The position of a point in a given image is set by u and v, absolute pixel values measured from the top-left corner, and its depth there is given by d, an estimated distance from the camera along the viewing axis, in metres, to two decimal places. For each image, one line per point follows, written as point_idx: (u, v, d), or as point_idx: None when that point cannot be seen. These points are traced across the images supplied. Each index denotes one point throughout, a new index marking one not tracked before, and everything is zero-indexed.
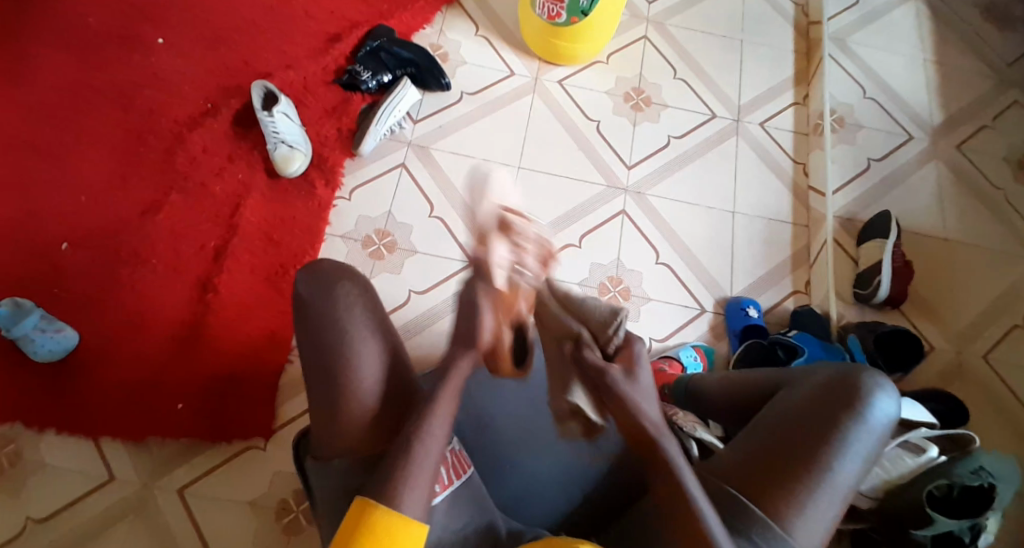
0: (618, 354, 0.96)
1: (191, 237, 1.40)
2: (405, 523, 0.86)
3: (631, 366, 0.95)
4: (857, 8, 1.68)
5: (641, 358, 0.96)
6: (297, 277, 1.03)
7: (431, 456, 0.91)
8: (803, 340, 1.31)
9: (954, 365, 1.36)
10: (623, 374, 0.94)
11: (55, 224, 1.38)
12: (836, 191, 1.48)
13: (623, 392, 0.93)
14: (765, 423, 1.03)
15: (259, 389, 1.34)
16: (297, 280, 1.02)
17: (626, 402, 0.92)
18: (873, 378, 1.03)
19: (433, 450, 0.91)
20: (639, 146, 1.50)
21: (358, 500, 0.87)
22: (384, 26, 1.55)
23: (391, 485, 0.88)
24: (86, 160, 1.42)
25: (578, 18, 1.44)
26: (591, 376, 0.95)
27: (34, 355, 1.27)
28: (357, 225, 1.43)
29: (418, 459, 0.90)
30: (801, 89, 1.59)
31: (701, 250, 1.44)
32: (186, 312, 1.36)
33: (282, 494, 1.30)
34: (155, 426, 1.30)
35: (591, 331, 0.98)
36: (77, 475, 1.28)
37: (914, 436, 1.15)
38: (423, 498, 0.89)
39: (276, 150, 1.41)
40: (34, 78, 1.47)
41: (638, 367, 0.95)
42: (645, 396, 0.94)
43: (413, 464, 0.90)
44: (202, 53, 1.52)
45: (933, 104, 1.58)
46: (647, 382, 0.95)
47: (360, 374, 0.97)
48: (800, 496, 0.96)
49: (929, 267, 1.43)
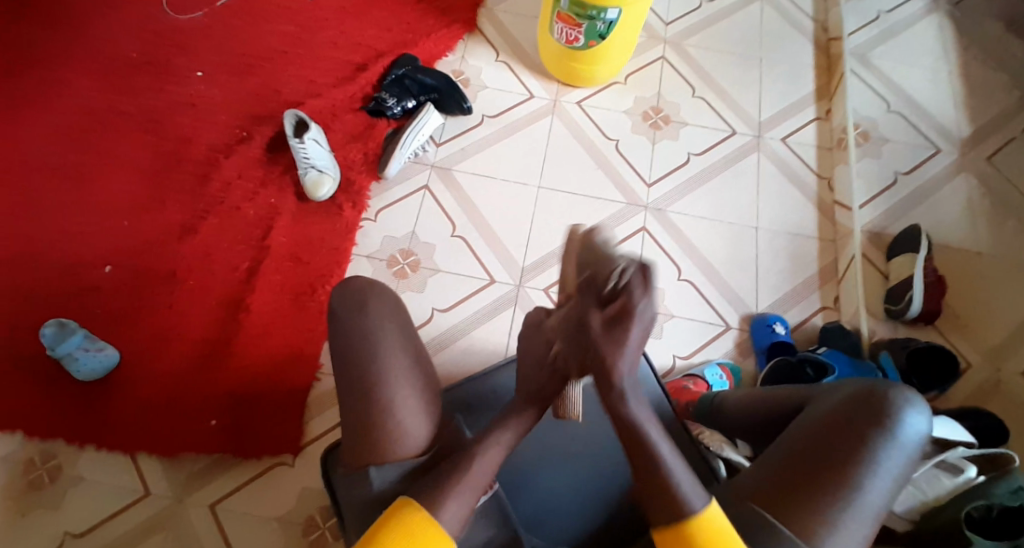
0: (615, 304, 0.90)
1: (223, 259, 1.45)
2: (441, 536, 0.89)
3: (620, 318, 0.90)
4: (876, 24, 1.66)
5: (637, 320, 0.89)
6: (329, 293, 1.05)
7: (471, 485, 0.93)
8: (831, 358, 1.28)
9: (993, 384, 1.31)
10: (602, 322, 0.90)
11: (97, 249, 1.44)
12: (863, 205, 1.46)
13: (598, 340, 0.91)
14: (791, 437, 1.00)
15: (290, 408, 1.36)
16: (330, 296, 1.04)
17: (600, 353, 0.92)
18: (902, 393, 0.99)
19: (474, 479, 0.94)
20: (658, 164, 1.50)
21: (403, 501, 0.91)
22: (408, 55, 1.60)
23: (431, 501, 0.91)
24: (127, 188, 1.49)
25: (595, 41, 1.47)
26: (579, 320, 0.93)
27: (77, 373, 1.32)
28: (382, 245, 1.46)
29: (459, 486, 0.92)
30: (822, 104, 1.58)
31: (724, 266, 1.42)
32: (223, 331, 1.40)
33: (309, 510, 1.31)
34: (194, 440, 1.32)
35: (593, 275, 0.93)
36: (111, 490, 1.31)
37: (952, 455, 1.11)
38: (463, 513, 0.92)
39: (306, 174, 1.47)
40: (80, 113, 1.55)
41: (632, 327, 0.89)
42: (624, 353, 0.90)
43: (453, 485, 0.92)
44: (237, 85, 1.59)
45: (959, 117, 1.55)
46: (633, 338, 0.90)
47: (391, 385, 0.99)
48: (827, 514, 0.92)
49: (962, 284, 1.39)
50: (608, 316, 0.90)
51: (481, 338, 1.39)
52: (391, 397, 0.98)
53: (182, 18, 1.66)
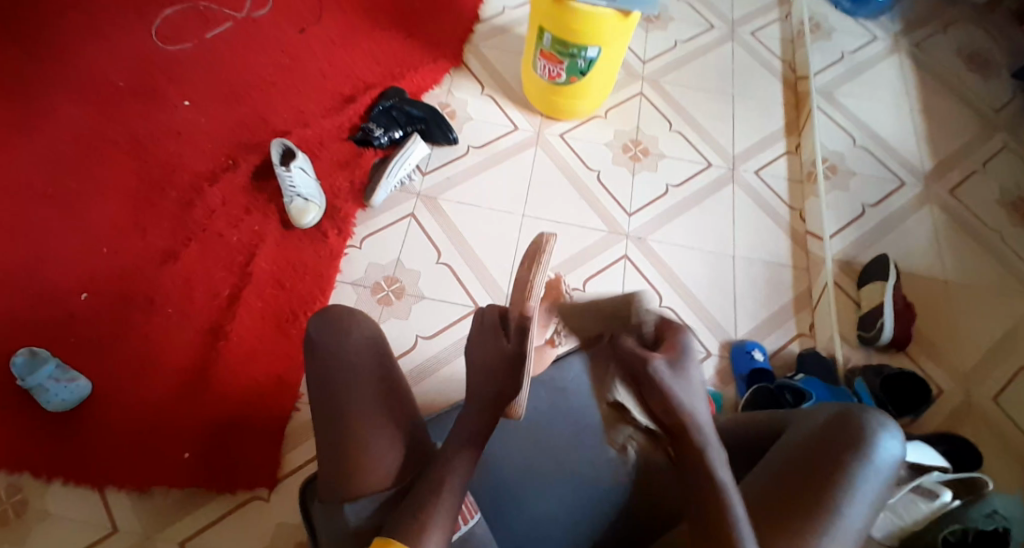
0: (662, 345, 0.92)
1: (205, 287, 1.44)
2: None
3: (678, 358, 0.90)
4: (842, 63, 1.76)
5: (692, 359, 0.91)
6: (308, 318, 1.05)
7: (444, 511, 0.92)
8: (809, 385, 1.31)
9: (963, 407, 1.36)
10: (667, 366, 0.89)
11: (76, 276, 1.43)
12: (833, 235, 1.52)
13: (666, 386, 0.89)
14: (771, 465, 1.02)
15: (266, 439, 1.34)
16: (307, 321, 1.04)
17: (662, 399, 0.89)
18: (876, 417, 1.02)
19: (449, 502, 0.93)
20: (639, 195, 1.56)
21: (380, 539, 0.89)
22: (396, 87, 1.64)
23: (409, 529, 0.90)
24: (108, 215, 1.49)
25: (576, 77, 1.52)
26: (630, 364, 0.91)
27: (47, 404, 1.30)
28: (367, 273, 1.48)
29: (436, 512, 0.92)
30: (792, 139, 1.66)
31: (703, 293, 1.47)
32: (198, 360, 1.39)
33: (284, 546, 1.29)
34: (163, 474, 1.30)
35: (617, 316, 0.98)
36: (79, 525, 1.27)
37: (927, 480, 1.13)
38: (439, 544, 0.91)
39: (291, 203, 1.48)
40: (63, 140, 1.55)
41: (686, 373, 0.90)
42: (689, 391, 0.90)
43: (430, 510, 0.92)
44: (224, 114, 1.61)
45: (922, 150, 1.64)
46: (694, 377, 0.90)
47: (365, 412, 0.99)
48: (810, 539, 0.94)
49: (929, 310, 1.45)
50: (665, 357, 0.90)
51: None
52: (368, 421, 0.98)
53: (169, 49, 1.68)
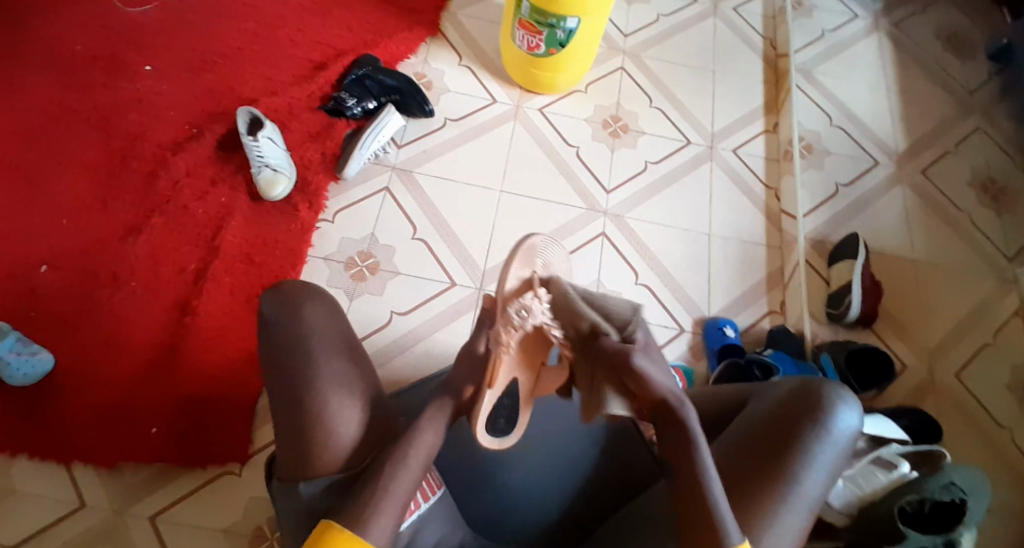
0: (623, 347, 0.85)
1: (171, 260, 1.40)
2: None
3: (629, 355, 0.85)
4: (822, 41, 1.75)
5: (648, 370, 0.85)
6: (263, 298, 1.03)
7: (400, 491, 0.91)
8: (777, 359, 1.33)
9: (927, 383, 1.40)
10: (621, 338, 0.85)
11: (35, 247, 1.38)
12: (808, 213, 1.53)
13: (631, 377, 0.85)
14: (730, 438, 1.03)
15: (231, 412, 1.32)
16: (263, 301, 1.02)
17: (637, 376, 0.84)
18: (835, 389, 1.02)
19: (408, 478, 0.92)
20: (617, 172, 1.54)
21: (323, 523, 0.88)
22: (370, 55, 1.59)
23: (361, 510, 0.89)
24: (67, 184, 1.43)
25: (556, 49, 1.49)
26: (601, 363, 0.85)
27: (9, 379, 1.26)
28: (340, 247, 1.45)
29: (393, 489, 0.90)
30: (771, 117, 1.65)
31: (679, 271, 1.47)
32: (165, 335, 1.35)
33: (256, 520, 1.28)
34: (130, 450, 1.27)
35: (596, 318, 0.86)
36: (46, 502, 1.25)
37: (885, 451, 1.19)
38: (390, 526, 0.89)
39: (260, 173, 1.44)
40: (17, 104, 1.48)
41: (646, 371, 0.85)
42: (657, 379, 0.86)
43: (385, 490, 0.90)
44: (190, 81, 1.55)
45: (897, 132, 1.65)
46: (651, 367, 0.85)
47: (326, 392, 0.96)
48: (767, 507, 0.96)
49: (898, 289, 1.48)
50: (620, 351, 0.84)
51: (442, 342, 1.39)
52: (340, 403, 0.97)
53: (131, 11, 1.61)
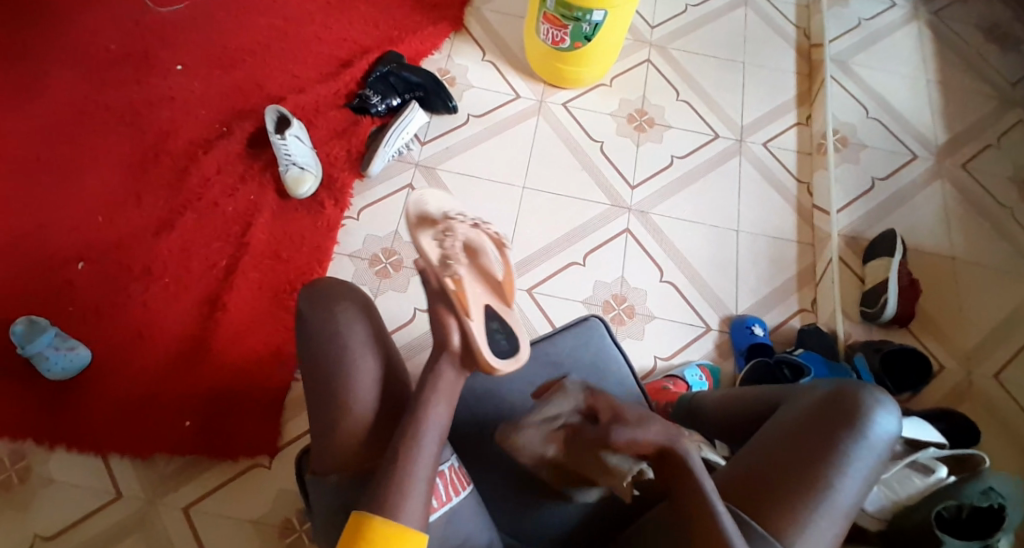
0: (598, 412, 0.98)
1: (202, 256, 1.43)
2: (404, 532, 0.85)
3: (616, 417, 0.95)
4: (858, 31, 1.69)
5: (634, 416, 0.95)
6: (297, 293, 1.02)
7: (421, 475, 0.89)
8: (808, 359, 1.29)
9: (965, 385, 1.34)
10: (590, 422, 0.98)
11: (72, 244, 1.42)
12: (841, 210, 1.48)
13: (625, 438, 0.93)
14: (760, 439, 0.99)
15: (262, 407, 1.34)
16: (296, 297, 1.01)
17: (618, 444, 0.93)
18: (873, 394, 0.98)
19: (426, 463, 0.90)
20: (643, 167, 1.52)
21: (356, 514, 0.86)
22: (394, 52, 1.59)
23: (384, 497, 0.87)
24: (102, 182, 1.47)
25: (581, 43, 1.47)
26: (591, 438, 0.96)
27: (47, 372, 1.30)
28: (364, 244, 1.46)
29: (414, 476, 0.88)
30: (803, 110, 1.61)
31: (705, 268, 1.44)
32: (198, 330, 1.38)
33: (284, 512, 1.30)
34: (165, 441, 1.31)
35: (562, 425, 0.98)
36: (85, 491, 1.29)
37: (923, 455, 1.10)
38: (421, 508, 0.87)
39: (287, 171, 1.45)
40: (55, 105, 1.52)
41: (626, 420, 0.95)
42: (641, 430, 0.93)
43: (409, 472, 0.89)
44: (218, 79, 1.57)
45: (936, 124, 1.58)
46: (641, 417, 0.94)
47: (359, 391, 0.96)
48: (799, 514, 0.92)
49: (936, 288, 1.42)
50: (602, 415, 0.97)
51: None
52: (367, 402, 0.97)
53: (163, 11, 1.64)
